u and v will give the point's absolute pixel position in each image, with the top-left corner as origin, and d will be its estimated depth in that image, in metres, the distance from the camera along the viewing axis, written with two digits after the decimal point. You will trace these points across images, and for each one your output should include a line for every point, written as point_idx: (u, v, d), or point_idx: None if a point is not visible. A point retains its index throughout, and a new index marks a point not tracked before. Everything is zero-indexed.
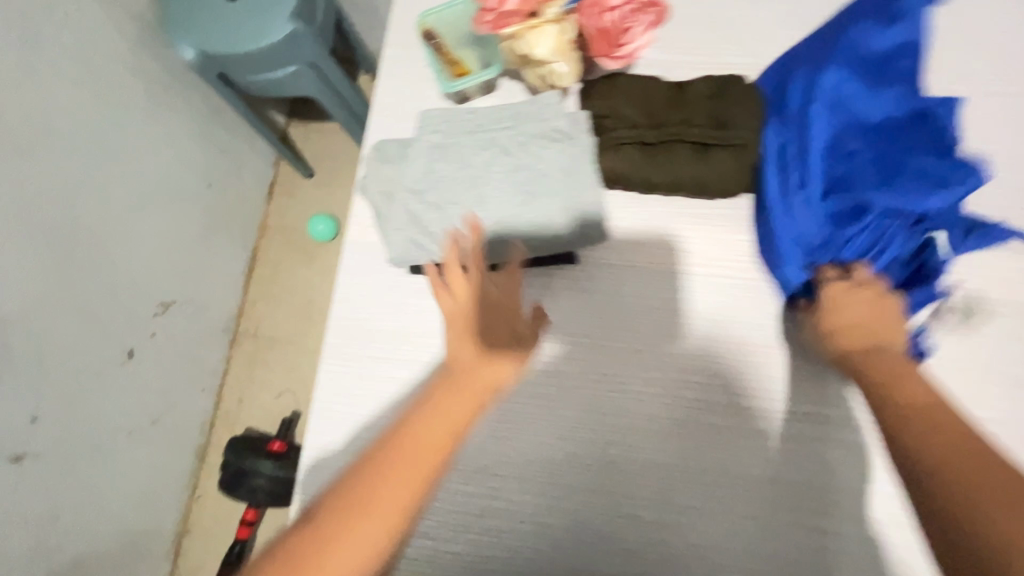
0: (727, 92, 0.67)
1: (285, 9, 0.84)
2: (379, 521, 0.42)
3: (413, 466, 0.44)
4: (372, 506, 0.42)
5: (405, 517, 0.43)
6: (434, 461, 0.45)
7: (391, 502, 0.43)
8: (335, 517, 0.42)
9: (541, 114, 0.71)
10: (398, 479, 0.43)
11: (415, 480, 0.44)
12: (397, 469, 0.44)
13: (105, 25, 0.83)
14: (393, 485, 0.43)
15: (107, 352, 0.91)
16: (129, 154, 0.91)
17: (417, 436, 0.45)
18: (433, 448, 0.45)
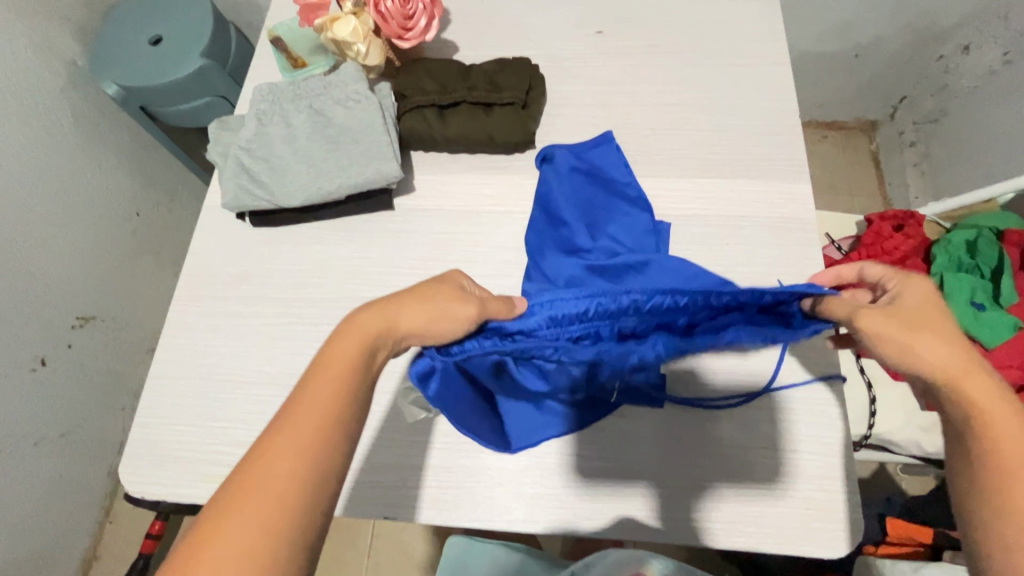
0: (509, 66, 0.65)
1: (196, 49, 0.98)
2: (282, 474, 0.32)
3: (313, 412, 0.34)
4: (268, 461, 0.32)
5: (310, 458, 0.33)
6: (342, 383, 0.35)
7: (291, 438, 0.33)
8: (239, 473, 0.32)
9: (338, 82, 0.62)
10: (301, 425, 0.33)
11: (313, 426, 0.34)
12: (299, 422, 0.33)
13: (38, 64, 0.92)
14: (296, 431, 0.33)
15: (18, 357, 0.96)
16: (55, 177, 0.99)
17: (321, 383, 0.35)
18: (336, 384, 0.35)
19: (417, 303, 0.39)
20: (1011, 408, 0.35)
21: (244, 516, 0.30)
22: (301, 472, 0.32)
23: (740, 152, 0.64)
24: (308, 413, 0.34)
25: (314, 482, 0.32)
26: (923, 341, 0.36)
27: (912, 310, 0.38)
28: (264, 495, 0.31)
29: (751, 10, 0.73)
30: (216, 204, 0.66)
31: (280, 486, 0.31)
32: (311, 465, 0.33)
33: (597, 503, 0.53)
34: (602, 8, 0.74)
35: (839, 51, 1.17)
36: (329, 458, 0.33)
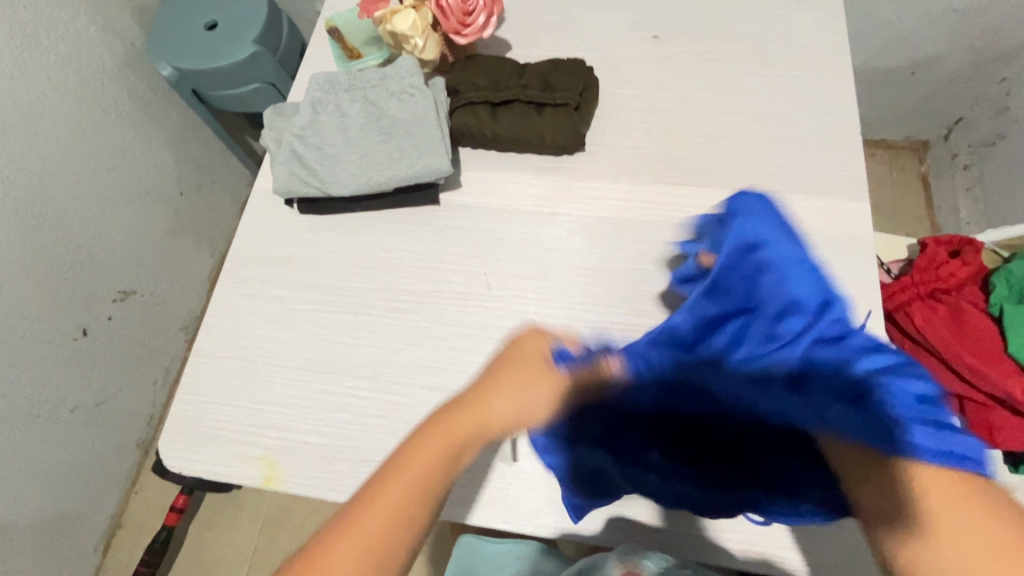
0: (563, 67, 0.65)
1: (249, 37, 1.00)
2: (402, 511, 0.36)
3: (445, 444, 0.39)
4: (393, 491, 0.36)
5: (393, 524, 0.36)
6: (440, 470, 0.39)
7: (384, 499, 0.36)
8: (382, 480, 0.37)
9: (394, 75, 0.62)
10: (428, 463, 0.38)
11: (444, 454, 0.39)
12: (385, 496, 0.36)
13: (99, 43, 0.96)
14: (425, 465, 0.38)
15: (61, 325, 0.99)
16: (107, 153, 1.02)
17: (457, 428, 0.40)
18: (459, 440, 0.40)
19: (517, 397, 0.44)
20: (422, 459, 0.38)
21: (355, 542, 0.34)
22: (417, 513, 0.36)
23: (796, 166, 0.63)
24: (441, 447, 0.39)
25: (416, 519, 0.36)
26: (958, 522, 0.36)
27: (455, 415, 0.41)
28: (377, 523, 0.35)
29: (815, 22, 0.71)
30: (266, 188, 0.67)
31: (399, 518, 0.36)
32: (427, 498, 0.37)
33: (630, 512, 0.53)
34: (661, 11, 0.73)
35: (896, 68, 1.13)
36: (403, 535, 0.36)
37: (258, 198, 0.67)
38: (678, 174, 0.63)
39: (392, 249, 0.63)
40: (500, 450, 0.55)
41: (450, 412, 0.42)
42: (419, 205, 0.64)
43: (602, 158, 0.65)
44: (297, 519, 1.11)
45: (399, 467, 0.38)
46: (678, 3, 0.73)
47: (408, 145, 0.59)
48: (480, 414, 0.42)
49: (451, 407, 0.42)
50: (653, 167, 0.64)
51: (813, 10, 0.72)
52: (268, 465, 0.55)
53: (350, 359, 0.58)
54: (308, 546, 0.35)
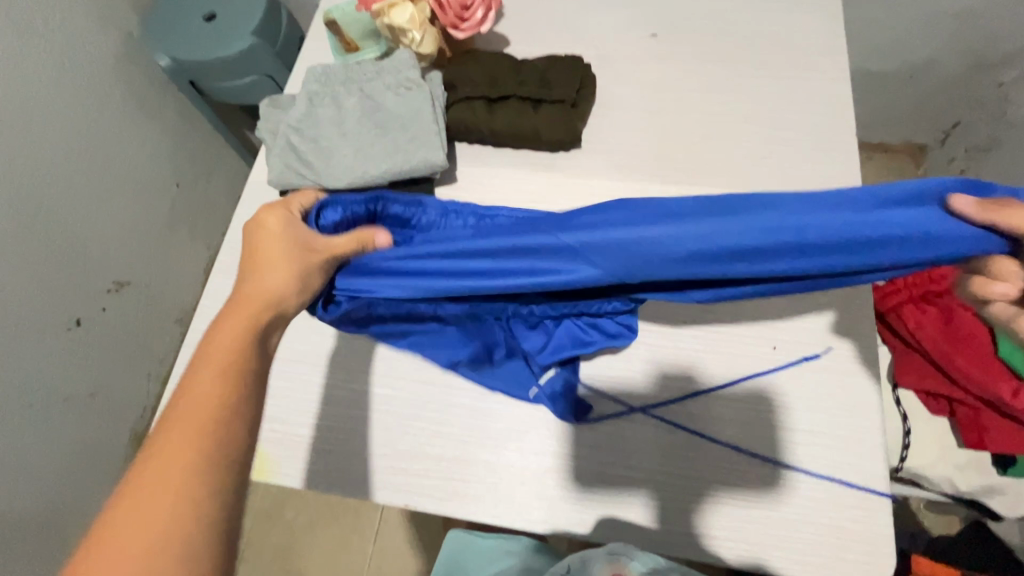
0: (560, 63, 0.65)
1: (247, 28, 1.00)
2: (191, 453, 0.36)
3: (208, 382, 0.40)
4: (171, 441, 0.36)
5: (188, 453, 0.36)
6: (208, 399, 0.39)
7: (167, 451, 0.36)
8: (158, 440, 0.37)
9: (392, 68, 0.62)
10: (198, 402, 0.38)
11: (212, 388, 0.39)
12: (167, 451, 0.36)
13: (95, 32, 0.95)
14: (198, 404, 0.38)
15: (55, 315, 0.99)
16: (103, 142, 1.01)
17: (213, 367, 0.41)
18: (225, 372, 0.40)
19: (232, 322, 0.44)
20: (206, 386, 0.39)
21: (140, 510, 0.34)
22: (203, 445, 0.37)
23: (791, 166, 0.63)
24: (205, 384, 0.39)
25: (215, 451, 0.37)
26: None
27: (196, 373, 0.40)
28: (165, 476, 0.35)
29: (812, 23, 0.71)
30: (262, 181, 0.67)
31: (185, 463, 0.36)
32: (212, 429, 0.37)
33: (621, 511, 0.53)
34: (658, 10, 0.73)
35: (893, 72, 1.13)
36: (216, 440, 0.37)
37: (253, 191, 0.66)
38: (674, 173, 0.64)
39: None
40: (492, 447, 0.56)
41: (205, 356, 0.41)
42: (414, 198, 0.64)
43: (598, 154, 0.65)
44: (291, 513, 1.11)
45: (169, 425, 0.37)
46: (676, 1, 0.74)
47: (404, 138, 0.59)
48: (228, 350, 0.42)
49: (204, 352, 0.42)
50: (649, 165, 0.64)
51: (811, 10, 0.72)
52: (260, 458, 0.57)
53: None
54: (92, 535, 0.33)
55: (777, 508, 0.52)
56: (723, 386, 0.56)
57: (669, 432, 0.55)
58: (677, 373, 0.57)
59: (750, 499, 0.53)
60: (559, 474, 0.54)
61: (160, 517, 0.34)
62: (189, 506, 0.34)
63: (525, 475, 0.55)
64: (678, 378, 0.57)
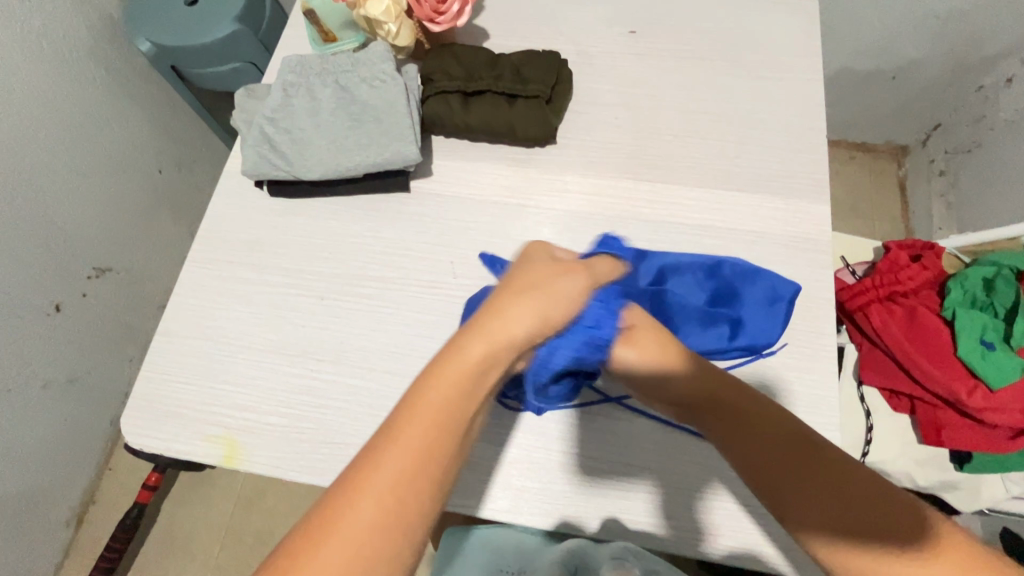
0: (538, 59, 0.65)
1: (230, 14, 0.99)
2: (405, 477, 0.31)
3: (433, 407, 0.32)
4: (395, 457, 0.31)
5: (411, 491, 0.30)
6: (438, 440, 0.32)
7: (392, 466, 0.31)
8: (383, 436, 0.32)
9: (369, 60, 0.62)
10: (425, 418, 0.32)
11: (432, 422, 0.32)
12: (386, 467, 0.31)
13: (75, 15, 0.94)
14: (419, 428, 0.32)
15: (34, 300, 0.98)
16: (82, 126, 1.00)
17: (441, 382, 0.33)
18: (460, 401, 0.33)
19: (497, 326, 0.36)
20: (446, 413, 0.32)
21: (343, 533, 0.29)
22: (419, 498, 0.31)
23: (761, 166, 0.64)
24: (448, 399, 0.33)
25: (429, 503, 0.31)
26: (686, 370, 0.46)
27: (442, 384, 0.33)
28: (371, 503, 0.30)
29: (789, 24, 0.71)
30: (237, 170, 0.67)
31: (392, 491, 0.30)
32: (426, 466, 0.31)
33: (579, 498, 0.55)
34: (637, 7, 0.73)
35: (877, 72, 1.14)
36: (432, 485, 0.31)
37: (228, 179, 0.66)
38: (647, 170, 0.64)
39: (359, 234, 0.63)
40: None
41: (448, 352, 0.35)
42: (388, 190, 0.64)
43: (571, 150, 0.65)
44: (271, 499, 1.13)
45: (397, 428, 0.32)
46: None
47: (378, 131, 0.59)
48: (467, 363, 0.34)
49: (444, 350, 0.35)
50: (622, 161, 0.65)
51: (788, 12, 0.72)
52: (229, 444, 0.55)
53: (314, 343, 0.59)
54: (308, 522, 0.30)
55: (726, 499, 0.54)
56: None
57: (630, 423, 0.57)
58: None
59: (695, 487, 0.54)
60: (524, 465, 0.56)
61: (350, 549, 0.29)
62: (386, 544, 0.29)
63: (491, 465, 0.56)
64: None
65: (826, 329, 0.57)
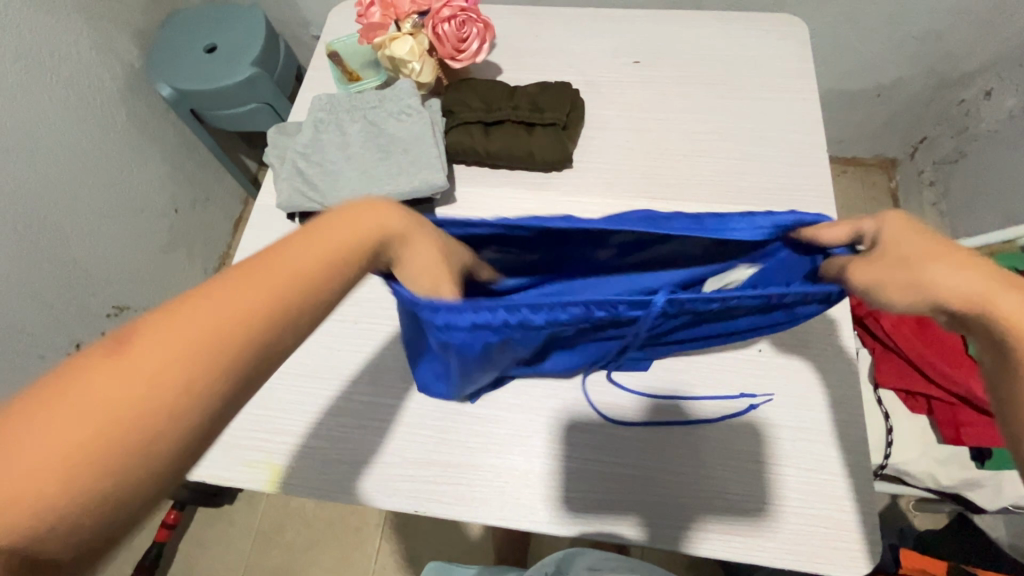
0: (551, 89, 0.69)
1: (248, 58, 1.04)
2: (159, 389, 0.24)
3: (216, 310, 0.26)
4: (162, 336, 0.25)
5: (148, 421, 0.23)
6: (205, 366, 0.25)
7: (140, 352, 0.24)
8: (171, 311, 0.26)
9: (395, 96, 0.66)
10: (214, 308, 0.26)
11: (209, 329, 0.25)
12: (127, 367, 0.24)
13: (99, 65, 0.99)
14: (200, 316, 0.26)
15: (57, 340, 1.00)
16: (104, 168, 1.04)
17: (197, 311, 0.26)
18: (245, 321, 0.26)
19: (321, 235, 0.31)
20: (225, 338, 0.25)
21: (45, 443, 0.22)
22: (155, 420, 0.24)
23: (767, 181, 0.67)
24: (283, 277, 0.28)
25: (156, 450, 0.24)
26: (940, 272, 0.33)
27: (243, 283, 0.27)
28: (75, 414, 0.23)
29: (782, 47, 0.76)
30: (269, 203, 0.70)
31: (108, 421, 0.23)
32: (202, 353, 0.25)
33: (623, 510, 0.55)
34: (638, 38, 0.78)
35: (862, 90, 1.19)
36: (180, 411, 0.24)
37: (258, 213, 0.69)
38: (660, 188, 0.68)
39: None
40: (495, 451, 0.57)
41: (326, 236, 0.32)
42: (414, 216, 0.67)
43: (586, 172, 0.69)
44: (292, 534, 1.11)
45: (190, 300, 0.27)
46: (658, 31, 0.79)
47: (407, 160, 0.63)
48: (239, 298, 0.27)
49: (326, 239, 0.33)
50: (636, 182, 0.68)
51: (779, 39, 0.77)
52: (271, 469, 0.57)
53: (349, 366, 0.61)
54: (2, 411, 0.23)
55: (768, 505, 0.54)
56: (706, 389, 0.59)
57: (670, 434, 0.57)
58: (654, 392, 0.59)
59: (737, 494, 0.54)
60: (561, 475, 0.56)
61: (40, 468, 0.22)
62: (125, 449, 0.23)
63: (529, 477, 0.56)
64: (656, 396, 0.59)
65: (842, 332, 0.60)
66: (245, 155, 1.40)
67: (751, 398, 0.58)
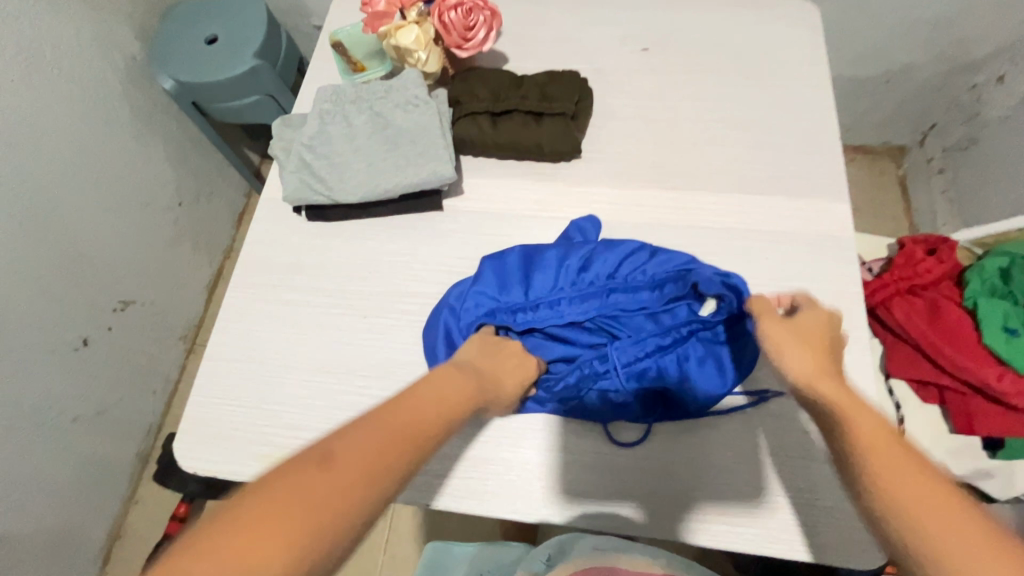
0: (560, 78, 0.68)
1: (250, 50, 1.03)
2: (327, 509, 0.29)
3: (379, 446, 0.33)
4: (346, 458, 0.32)
5: (319, 533, 0.29)
6: (365, 493, 0.31)
7: (325, 469, 0.31)
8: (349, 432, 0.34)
9: (401, 87, 0.65)
10: (378, 443, 0.34)
11: (368, 464, 0.32)
12: (314, 484, 0.30)
13: (100, 58, 0.98)
14: (371, 446, 0.33)
15: (64, 335, 1.00)
16: (108, 163, 1.03)
17: (369, 442, 0.33)
18: (395, 456, 0.34)
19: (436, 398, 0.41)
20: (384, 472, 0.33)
21: (254, 542, 0.27)
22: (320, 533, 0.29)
23: (778, 170, 0.66)
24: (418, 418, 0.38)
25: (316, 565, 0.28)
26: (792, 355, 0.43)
27: (392, 424, 0.35)
28: (271, 521, 0.28)
29: (793, 33, 0.75)
30: (274, 196, 0.69)
31: (293, 532, 0.28)
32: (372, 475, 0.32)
33: (635, 503, 0.54)
34: (646, 26, 0.77)
35: (871, 77, 1.17)
36: (340, 532, 0.30)
37: (264, 207, 0.69)
38: (670, 178, 0.67)
39: (394, 250, 0.65)
40: (506, 445, 0.57)
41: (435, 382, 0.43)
42: (421, 208, 0.66)
43: (595, 162, 0.68)
44: None
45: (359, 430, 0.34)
46: (666, 17, 0.77)
47: (414, 152, 0.62)
48: (397, 439, 0.35)
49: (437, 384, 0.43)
50: (646, 172, 0.67)
51: (790, 25, 0.76)
52: (282, 463, 0.57)
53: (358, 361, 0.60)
54: (212, 517, 0.28)
55: (781, 497, 0.53)
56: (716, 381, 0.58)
57: (683, 427, 0.57)
58: None
59: (750, 487, 0.54)
60: (573, 468, 0.56)
61: (245, 560, 0.27)
62: (305, 561, 0.28)
63: (541, 470, 0.56)
64: None
65: (856, 323, 0.59)
66: (247, 148, 1.39)
67: (764, 391, 0.57)
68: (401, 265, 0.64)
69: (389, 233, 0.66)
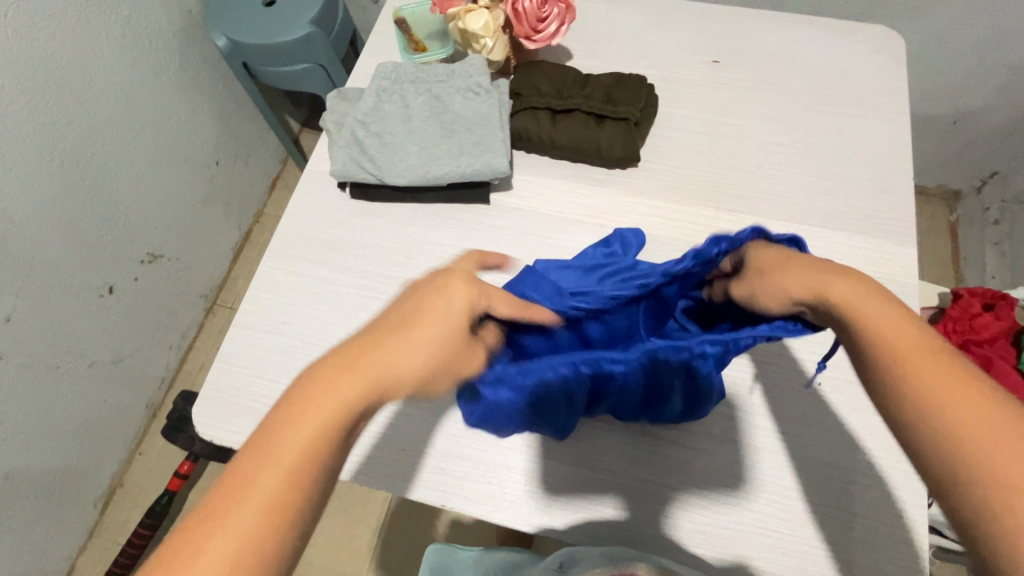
0: (626, 81, 0.65)
1: (308, 16, 1.01)
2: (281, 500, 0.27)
3: (323, 425, 0.29)
4: (277, 462, 0.28)
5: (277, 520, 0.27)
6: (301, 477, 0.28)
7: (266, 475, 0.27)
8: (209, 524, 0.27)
9: (465, 73, 0.64)
10: (321, 421, 0.29)
11: (310, 449, 0.28)
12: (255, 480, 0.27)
13: (158, 8, 0.97)
14: (311, 432, 0.29)
15: (91, 280, 1.00)
16: (153, 114, 1.02)
17: (307, 425, 0.29)
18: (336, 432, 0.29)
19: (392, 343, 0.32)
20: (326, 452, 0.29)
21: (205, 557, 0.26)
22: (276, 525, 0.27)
23: (842, 205, 0.63)
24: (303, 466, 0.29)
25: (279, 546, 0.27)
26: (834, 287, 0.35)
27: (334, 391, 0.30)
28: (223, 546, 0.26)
29: (873, 62, 0.71)
30: (319, 169, 0.68)
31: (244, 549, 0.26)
32: (251, 569, 0.26)
33: (660, 534, 0.52)
34: (718, 37, 0.74)
35: (937, 116, 1.12)
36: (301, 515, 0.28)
37: (308, 179, 0.67)
38: (729, 200, 0.64)
39: (434, 238, 0.63)
40: (526, 455, 0.55)
41: (330, 376, 0.30)
42: (467, 198, 0.64)
43: (652, 172, 0.65)
44: None
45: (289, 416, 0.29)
46: (740, 31, 0.74)
47: (471, 140, 0.60)
48: (341, 406, 0.29)
49: (323, 373, 0.30)
50: (703, 190, 0.65)
51: (872, 53, 0.72)
52: None
53: None
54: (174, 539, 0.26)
55: (811, 545, 0.51)
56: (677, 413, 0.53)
57: (716, 459, 0.54)
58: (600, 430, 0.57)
59: (779, 535, 0.51)
60: (595, 489, 0.54)
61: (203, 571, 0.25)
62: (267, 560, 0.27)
63: (562, 484, 0.54)
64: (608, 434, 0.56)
65: None
66: (288, 114, 1.38)
67: (801, 435, 0.55)
68: (441, 255, 0.63)
69: (432, 220, 0.64)
